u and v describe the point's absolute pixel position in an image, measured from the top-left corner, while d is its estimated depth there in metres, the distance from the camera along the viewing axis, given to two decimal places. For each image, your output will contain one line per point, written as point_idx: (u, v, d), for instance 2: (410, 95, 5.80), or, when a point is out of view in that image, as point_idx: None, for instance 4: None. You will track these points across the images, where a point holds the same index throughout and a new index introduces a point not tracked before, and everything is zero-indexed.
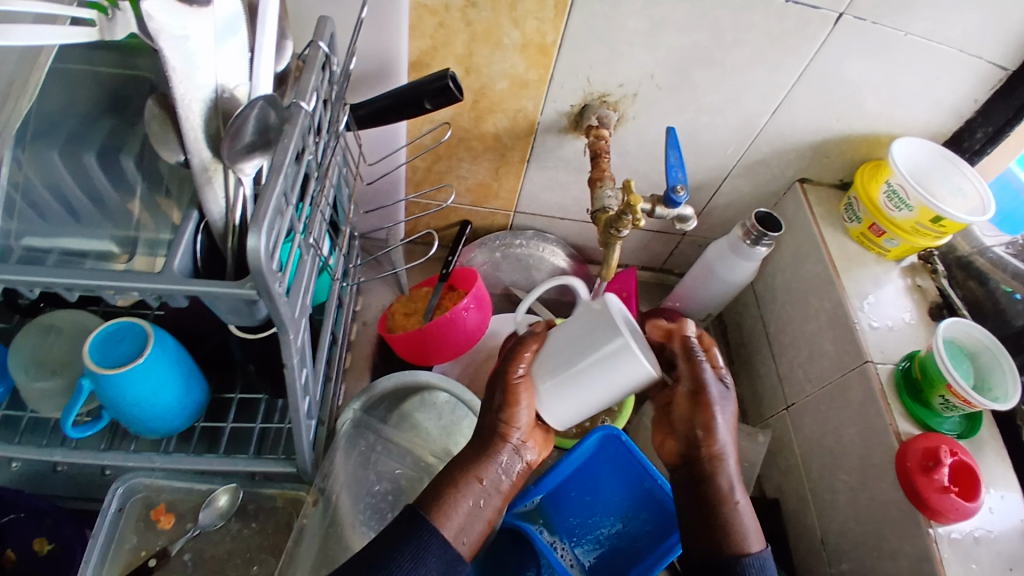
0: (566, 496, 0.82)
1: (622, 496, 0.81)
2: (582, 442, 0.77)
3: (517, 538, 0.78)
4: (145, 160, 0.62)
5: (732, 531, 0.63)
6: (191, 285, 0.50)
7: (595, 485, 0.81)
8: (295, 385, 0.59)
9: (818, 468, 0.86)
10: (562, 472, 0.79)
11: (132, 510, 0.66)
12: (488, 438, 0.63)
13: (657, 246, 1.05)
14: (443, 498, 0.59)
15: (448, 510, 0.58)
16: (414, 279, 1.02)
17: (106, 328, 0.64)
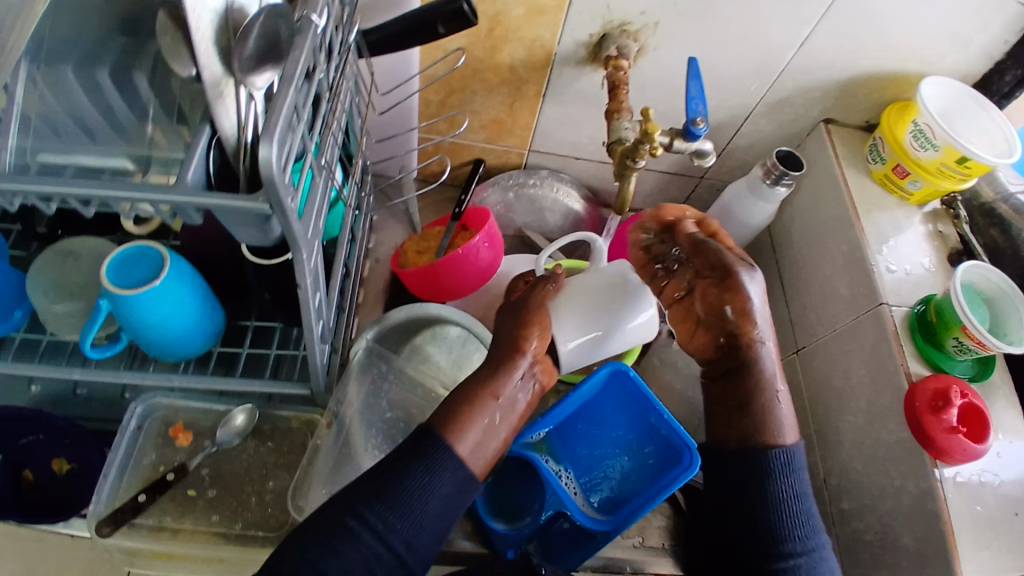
0: (572, 429, 0.84)
1: (625, 428, 0.83)
2: (590, 377, 0.81)
3: (523, 467, 0.81)
4: (157, 76, 0.60)
5: (768, 427, 0.65)
6: (205, 198, 0.50)
7: (599, 421, 0.84)
8: (309, 307, 0.59)
9: (824, 410, 0.87)
10: (570, 405, 0.81)
11: (152, 427, 0.68)
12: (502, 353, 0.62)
13: (673, 189, 1.03)
14: (461, 416, 0.57)
15: (463, 428, 0.57)
16: (426, 217, 1.01)
17: (123, 251, 0.64)
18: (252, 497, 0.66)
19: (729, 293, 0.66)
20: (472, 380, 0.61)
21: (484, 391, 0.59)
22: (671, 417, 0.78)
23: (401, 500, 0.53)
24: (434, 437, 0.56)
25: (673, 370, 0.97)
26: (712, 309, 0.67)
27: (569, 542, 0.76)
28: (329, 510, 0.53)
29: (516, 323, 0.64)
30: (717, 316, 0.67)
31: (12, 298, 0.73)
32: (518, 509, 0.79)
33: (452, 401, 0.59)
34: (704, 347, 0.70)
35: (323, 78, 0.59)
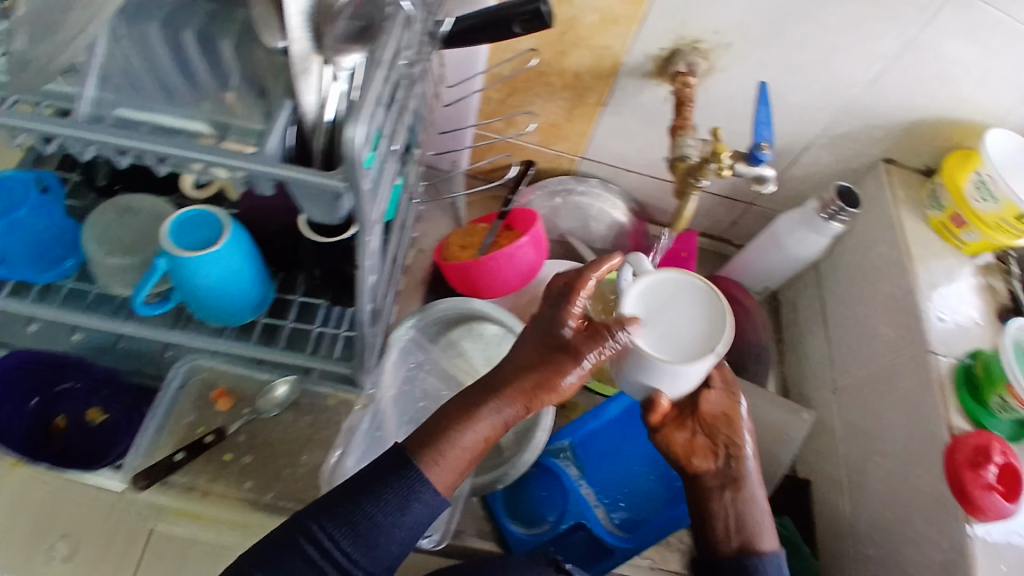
0: (601, 443, 0.82)
1: (652, 444, 0.81)
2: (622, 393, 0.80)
3: (547, 475, 0.80)
4: (244, 46, 0.60)
5: (753, 534, 0.62)
6: (283, 170, 0.50)
7: (626, 434, 0.82)
8: (364, 286, 0.60)
9: (858, 453, 0.86)
10: (599, 419, 0.82)
11: (192, 387, 0.70)
12: (501, 384, 0.57)
13: (721, 212, 1.02)
14: (441, 449, 0.54)
15: (442, 460, 0.54)
16: (472, 213, 1.01)
17: (185, 213, 0.65)
18: (285, 469, 0.67)
19: (730, 431, 0.64)
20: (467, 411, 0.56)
21: (469, 424, 0.55)
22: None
23: (368, 536, 0.51)
24: (412, 465, 0.53)
25: None
26: (712, 418, 0.64)
27: (585, 553, 0.78)
28: (293, 532, 0.51)
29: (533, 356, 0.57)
30: (714, 425, 0.65)
31: (65, 245, 0.73)
32: (538, 514, 0.79)
33: (439, 427, 0.55)
34: (700, 453, 0.65)
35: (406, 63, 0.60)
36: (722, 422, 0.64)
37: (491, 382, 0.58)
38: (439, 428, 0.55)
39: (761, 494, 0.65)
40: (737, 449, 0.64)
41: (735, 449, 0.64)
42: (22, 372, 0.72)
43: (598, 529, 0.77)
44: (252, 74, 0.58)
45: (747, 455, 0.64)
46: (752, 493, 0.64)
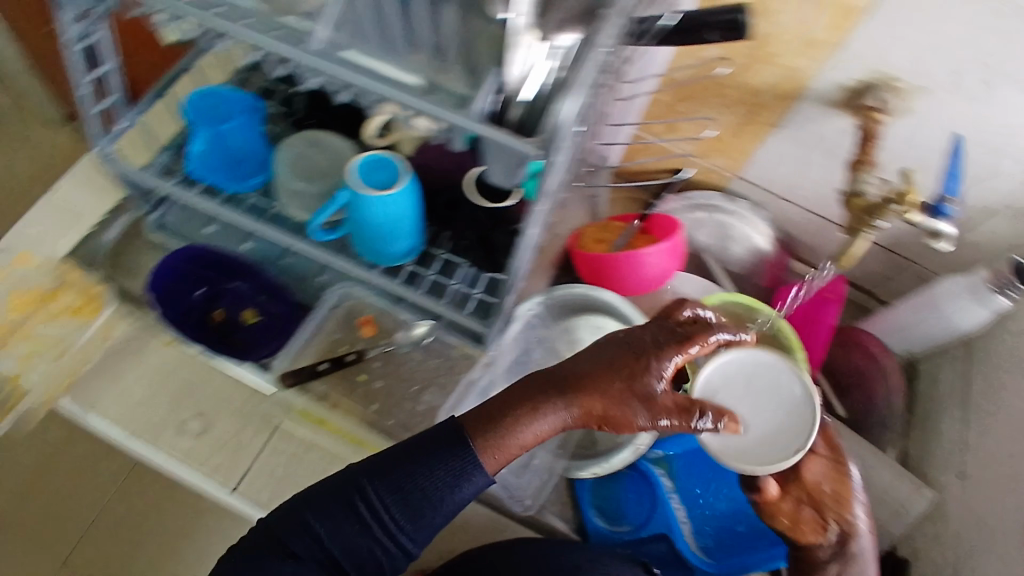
0: (701, 461, 0.81)
1: None
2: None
3: (640, 478, 0.81)
4: None
5: None
6: (485, 129, 0.52)
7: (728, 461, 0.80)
8: (522, 250, 0.66)
9: (969, 548, 0.80)
10: None
11: (341, 309, 0.77)
12: (568, 386, 0.55)
13: (872, 264, 0.96)
14: (500, 440, 0.54)
15: (500, 447, 0.54)
16: (612, 210, 1.02)
17: (369, 157, 0.70)
18: (405, 403, 0.75)
19: (840, 500, 0.63)
20: (534, 407, 0.54)
21: (530, 413, 0.54)
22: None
23: (416, 504, 0.54)
24: (466, 444, 0.54)
25: None
26: (819, 487, 0.63)
27: (661, 560, 0.80)
28: (341, 487, 0.56)
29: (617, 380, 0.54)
30: (825, 496, 0.63)
31: (259, 163, 0.79)
32: (623, 512, 0.81)
33: (498, 415, 0.55)
34: (811, 525, 0.62)
35: (619, 57, 0.63)
36: (832, 492, 0.63)
37: (559, 376, 0.56)
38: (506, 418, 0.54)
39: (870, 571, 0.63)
40: (851, 526, 0.62)
41: (844, 524, 0.62)
42: (189, 265, 0.78)
43: (680, 543, 0.78)
44: (470, 43, 0.56)
45: (858, 531, 0.63)
46: (866, 563, 0.63)
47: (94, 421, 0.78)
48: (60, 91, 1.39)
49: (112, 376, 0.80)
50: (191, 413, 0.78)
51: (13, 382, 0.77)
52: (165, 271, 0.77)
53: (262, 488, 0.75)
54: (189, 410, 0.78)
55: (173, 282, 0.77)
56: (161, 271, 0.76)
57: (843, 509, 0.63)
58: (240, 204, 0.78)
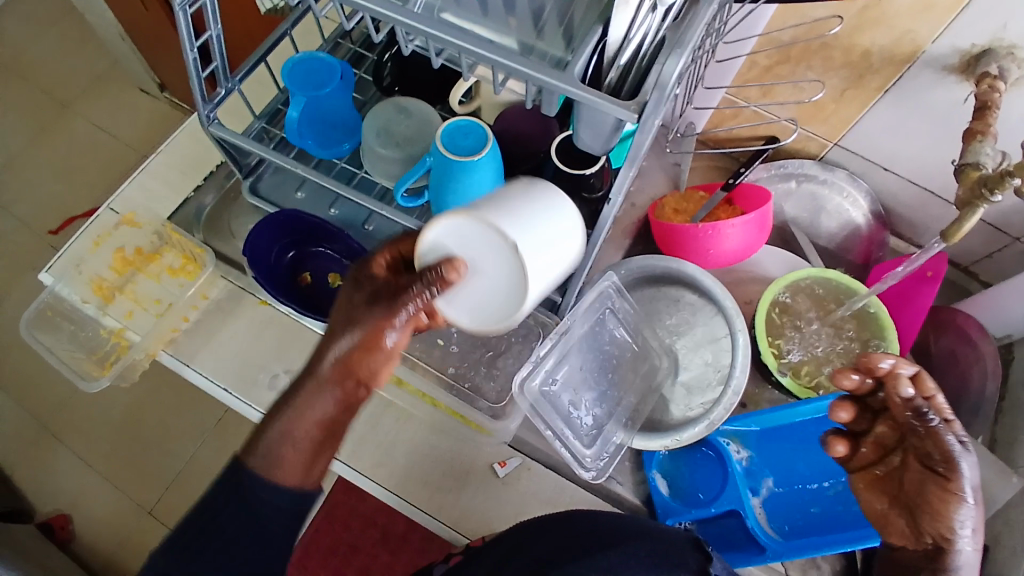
0: (779, 442, 0.80)
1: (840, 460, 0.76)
2: (817, 398, 0.75)
3: (715, 456, 0.80)
4: None
5: None
6: (579, 91, 0.52)
7: (810, 443, 0.79)
8: (607, 219, 0.64)
9: None
10: (791, 416, 0.77)
11: None
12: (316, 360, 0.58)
13: (975, 241, 0.89)
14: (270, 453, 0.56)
15: (277, 464, 0.56)
16: (693, 179, 0.99)
17: (456, 123, 0.71)
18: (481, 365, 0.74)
19: (926, 505, 0.59)
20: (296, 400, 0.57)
21: (294, 410, 0.57)
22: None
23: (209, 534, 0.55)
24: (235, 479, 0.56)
25: None
26: (914, 491, 0.61)
27: (732, 539, 0.78)
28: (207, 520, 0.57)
29: (344, 324, 0.57)
30: (917, 504, 0.60)
31: (347, 129, 0.82)
32: (692, 490, 0.80)
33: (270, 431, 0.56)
34: (901, 523, 0.63)
35: (721, 17, 0.61)
36: (918, 492, 0.60)
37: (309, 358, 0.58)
38: (271, 436, 0.56)
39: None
40: (950, 542, 0.59)
41: (939, 535, 0.59)
42: (282, 226, 0.81)
43: (752, 522, 0.75)
44: (567, 15, 0.60)
45: (960, 550, 0.58)
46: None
47: (193, 374, 0.82)
48: (162, 67, 1.47)
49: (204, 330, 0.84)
50: (281, 367, 0.82)
51: (119, 334, 0.84)
52: (272, 226, 0.80)
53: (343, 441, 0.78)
54: (280, 364, 0.82)
55: (272, 243, 0.81)
56: (263, 226, 0.79)
57: (928, 515, 0.59)
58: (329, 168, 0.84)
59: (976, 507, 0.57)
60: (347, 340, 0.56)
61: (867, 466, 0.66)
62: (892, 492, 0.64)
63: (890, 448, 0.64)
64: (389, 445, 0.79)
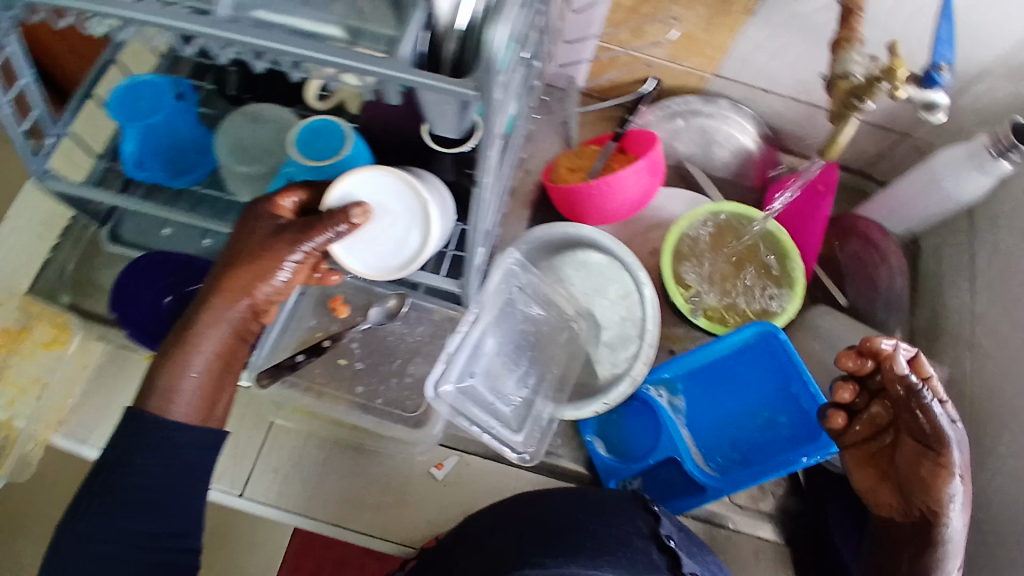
0: (703, 382, 0.79)
1: (763, 392, 0.76)
2: (733, 331, 0.74)
3: (645, 410, 0.80)
4: None
5: None
6: (409, 77, 0.47)
7: (737, 378, 0.78)
8: (481, 201, 0.57)
9: (980, 423, 0.77)
10: (705, 356, 0.77)
11: (311, 294, 0.71)
12: (210, 287, 0.57)
13: (866, 145, 0.90)
14: (164, 386, 0.55)
15: (171, 397, 0.55)
16: (585, 134, 0.95)
17: (309, 124, 0.65)
18: (393, 377, 0.70)
19: (920, 481, 0.62)
20: (188, 329, 0.56)
21: (184, 338, 0.56)
22: (818, 392, 0.72)
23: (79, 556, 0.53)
24: (141, 416, 0.55)
25: (826, 340, 0.83)
26: (908, 466, 0.63)
27: (675, 485, 0.79)
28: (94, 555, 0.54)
29: (235, 253, 0.57)
30: (910, 479, 0.63)
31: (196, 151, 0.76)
32: (631, 446, 0.80)
33: (169, 352, 0.56)
34: (889, 496, 0.66)
35: None
36: (913, 468, 0.63)
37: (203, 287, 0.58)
38: (166, 369, 0.55)
39: (953, 565, 0.62)
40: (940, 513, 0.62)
41: (927, 508, 0.62)
42: (158, 267, 0.76)
43: (690, 467, 0.77)
44: None
45: (948, 524, 0.61)
46: (946, 554, 0.62)
47: (90, 452, 0.77)
48: None
49: (100, 399, 0.79)
50: None
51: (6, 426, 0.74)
52: (148, 265, 0.76)
53: (268, 484, 0.75)
54: None
55: (153, 289, 0.75)
56: (133, 268, 0.76)
57: (919, 490, 0.62)
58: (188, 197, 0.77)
59: (963, 483, 0.61)
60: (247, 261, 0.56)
61: (860, 442, 0.67)
62: (883, 467, 0.67)
63: (882, 424, 0.66)
64: (321, 474, 0.75)
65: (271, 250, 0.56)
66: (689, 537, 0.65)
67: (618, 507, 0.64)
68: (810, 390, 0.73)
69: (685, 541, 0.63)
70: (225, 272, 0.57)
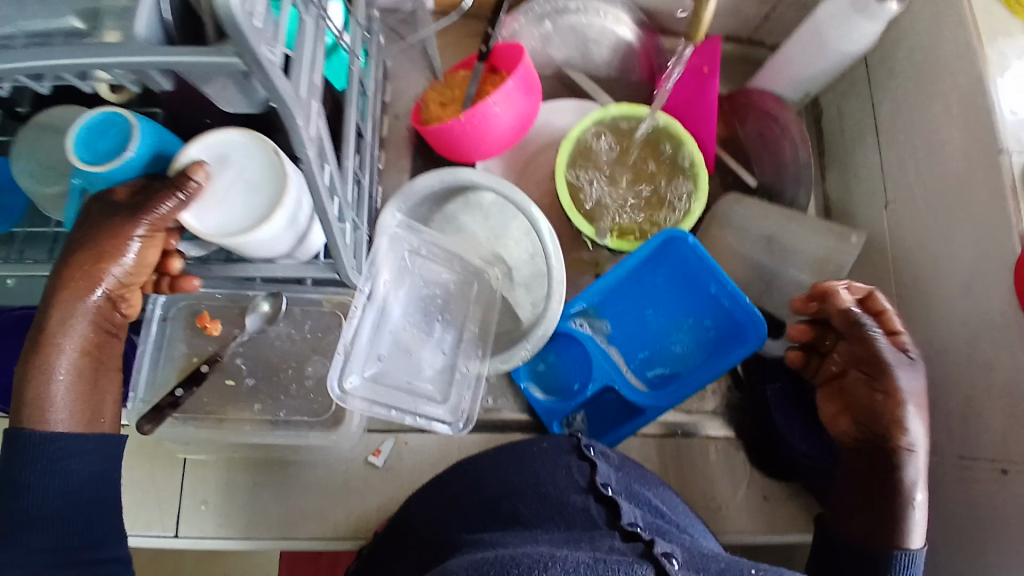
0: (624, 303, 0.77)
1: (684, 300, 0.76)
2: (643, 245, 0.72)
3: (571, 344, 0.77)
4: None
5: (900, 527, 0.61)
6: (159, 60, 0.35)
7: (656, 290, 0.76)
8: (318, 188, 0.45)
9: (904, 280, 0.76)
10: (621, 273, 0.74)
11: (177, 316, 0.65)
12: (55, 281, 0.50)
13: (749, 11, 0.83)
14: (36, 399, 0.50)
15: (47, 409, 0.50)
16: (451, 60, 0.85)
17: (87, 121, 0.49)
18: (292, 383, 0.66)
19: (882, 411, 0.64)
20: (42, 330, 0.50)
21: (40, 340, 0.50)
22: (734, 289, 0.71)
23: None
24: (19, 438, 0.50)
25: (741, 230, 0.80)
26: (865, 398, 0.66)
27: (616, 415, 0.78)
28: None
29: (72, 239, 0.50)
30: (869, 410, 0.65)
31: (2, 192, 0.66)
32: (563, 383, 0.78)
33: (30, 357, 0.50)
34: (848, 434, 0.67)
35: None
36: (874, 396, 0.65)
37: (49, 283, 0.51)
38: (31, 379, 0.50)
39: (920, 494, 0.62)
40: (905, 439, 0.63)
41: (888, 438, 0.63)
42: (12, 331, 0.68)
43: (628, 394, 0.75)
44: None
45: (910, 452, 0.63)
46: (911, 483, 0.62)
47: None
48: None
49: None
50: None
51: None
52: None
53: (201, 518, 0.70)
54: None
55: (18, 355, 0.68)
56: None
57: (880, 423, 0.64)
58: (13, 241, 0.66)
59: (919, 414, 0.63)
60: (85, 248, 0.49)
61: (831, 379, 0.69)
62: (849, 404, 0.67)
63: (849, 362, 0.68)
64: (252, 492, 0.71)
65: (111, 231, 0.48)
66: (629, 475, 0.60)
67: (551, 463, 0.58)
68: (728, 288, 0.71)
69: (625, 482, 0.57)
70: (67, 262, 0.50)
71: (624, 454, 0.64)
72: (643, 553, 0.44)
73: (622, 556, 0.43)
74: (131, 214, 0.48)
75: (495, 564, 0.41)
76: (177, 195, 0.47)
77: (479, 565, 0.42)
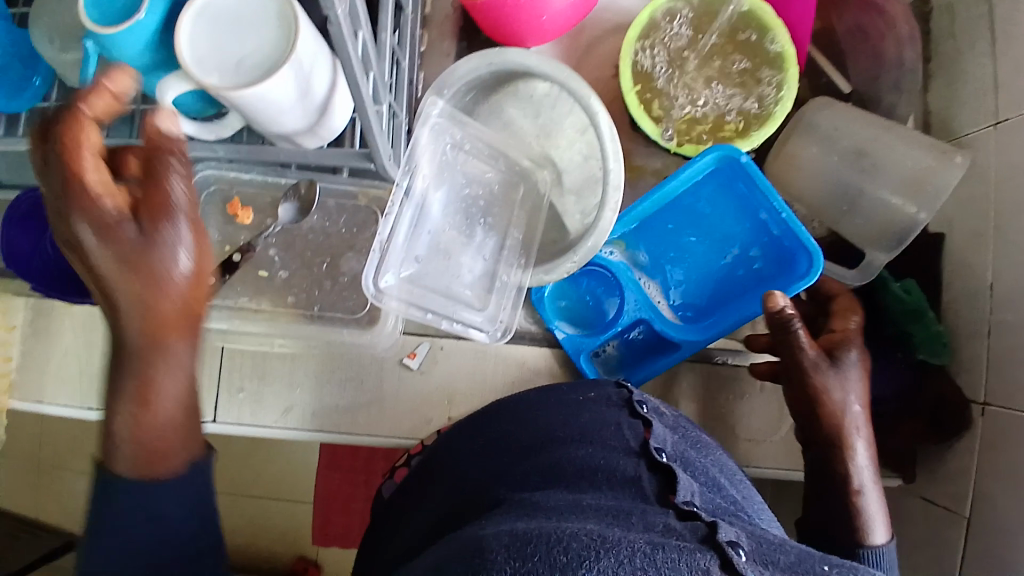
0: (671, 227, 0.71)
1: (737, 226, 0.70)
2: (691, 163, 0.65)
3: (606, 275, 0.73)
4: None
5: (862, 523, 0.58)
6: None
7: (699, 213, 0.70)
8: (348, 57, 0.40)
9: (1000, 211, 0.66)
10: (670, 194, 0.68)
11: (210, 201, 0.63)
12: (120, 337, 0.40)
13: None
14: (141, 460, 0.41)
15: (151, 464, 0.41)
16: None
17: None
18: (327, 279, 0.64)
19: (819, 411, 0.62)
20: (134, 385, 0.40)
21: (130, 402, 0.40)
22: (789, 216, 0.66)
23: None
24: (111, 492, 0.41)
25: (818, 141, 0.71)
26: (800, 400, 0.63)
27: (649, 348, 0.74)
28: None
29: (105, 288, 0.39)
30: (807, 411, 0.62)
31: (23, 62, 0.60)
32: (596, 310, 0.74)
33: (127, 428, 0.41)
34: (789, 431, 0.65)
35: None
36: (809, 395, 0.62)
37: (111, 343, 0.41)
38: (128, 441, 0.41)
39: (872, 498, 0.59)
40: (844, 445, 0.61)
41: (831, 438, 0.61)
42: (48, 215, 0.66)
43: (660, 325, 0.71)
44: None
45: (853, 453, 0.61)
46: (857, 484, 0.60)
47: (54, 408, 0.71)
48: None
49: (48, 360, 0.72)
50: None
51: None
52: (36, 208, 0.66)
53: (239, 408, 0.70)
54: None
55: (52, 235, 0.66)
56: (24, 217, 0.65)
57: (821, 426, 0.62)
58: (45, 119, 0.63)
59: (858, 419, 0.61)
60: (133, 288, 0.39)
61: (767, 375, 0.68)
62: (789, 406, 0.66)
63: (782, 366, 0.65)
64: (289, 387, 0.71)
65: (146, 242, 0.38)
66: (685, 440, 0.54)
67: (600, 417, 0.54)
68: (781, 215, 0.66)
69: (680, 448, 0.51)
70: (122, 309, 0.39)
71: (680, 412, 0.59)
72: (705, 541, 0.39)
73: (681, 541, 0.39)
74: (150, 206, 0.38)
75: (541, 547, 0.37)
76: (174, 162, 0.39)
77: (521, 544, 0.37)
